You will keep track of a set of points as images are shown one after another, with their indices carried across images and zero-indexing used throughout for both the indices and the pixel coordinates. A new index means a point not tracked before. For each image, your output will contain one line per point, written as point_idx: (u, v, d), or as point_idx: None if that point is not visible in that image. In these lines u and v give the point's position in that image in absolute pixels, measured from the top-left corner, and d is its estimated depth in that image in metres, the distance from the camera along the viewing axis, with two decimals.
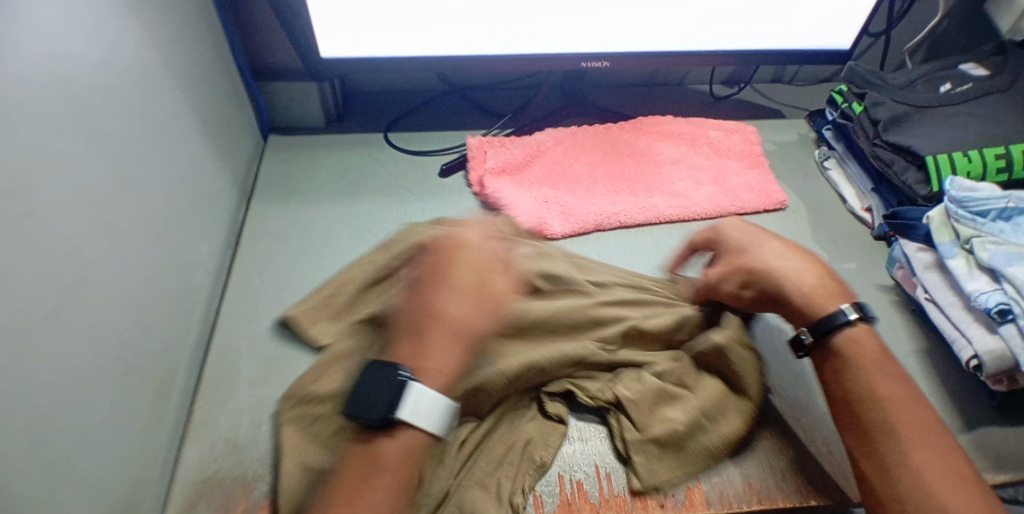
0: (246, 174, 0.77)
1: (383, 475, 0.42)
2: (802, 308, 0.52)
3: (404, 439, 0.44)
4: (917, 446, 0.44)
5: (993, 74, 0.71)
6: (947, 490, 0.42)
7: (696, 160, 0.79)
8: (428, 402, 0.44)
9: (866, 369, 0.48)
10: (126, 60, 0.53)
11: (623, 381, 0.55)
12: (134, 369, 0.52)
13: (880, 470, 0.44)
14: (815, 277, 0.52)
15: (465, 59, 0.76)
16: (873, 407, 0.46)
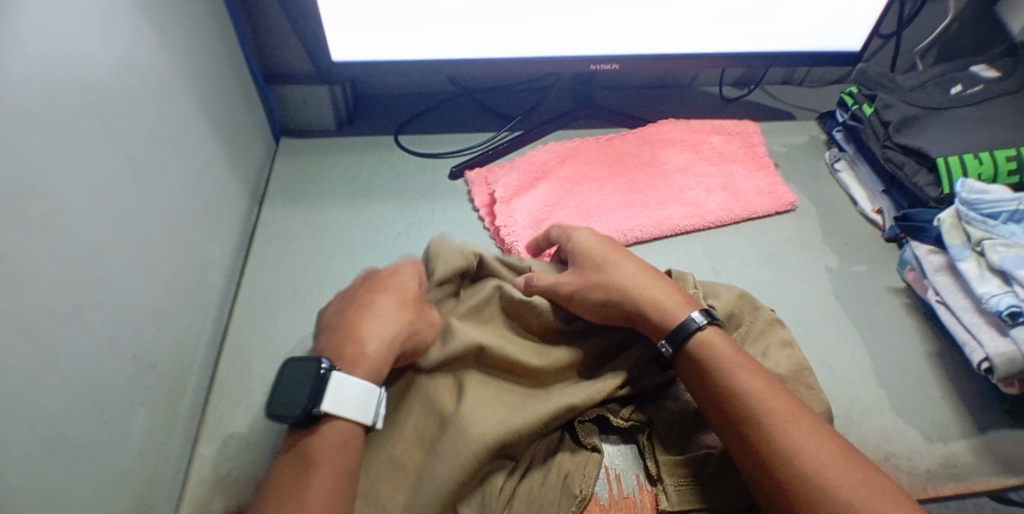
0: (259, 177, 0.78)
1: (321, 469, 0.43)
2: (655, 322, 0.52)
3: (335, 433, 0.45)
4: (793, 430, 0.44)
5: (1004, 76, 0.70)
6: (827, 468, 0.42)
7: (702, 167, 0.79)
8: (348, 391, 0.46)
9: (727, 367, 0.48)
10: (140, 63, 0.54)
11: (658, 404, 0.54)
12: (148, 368, 0.53)
13: (754, 458, 0.44)
14: (664, 291, 0.53)
15: (475, 62, 0.77)
16: (739, 402, 0.46)
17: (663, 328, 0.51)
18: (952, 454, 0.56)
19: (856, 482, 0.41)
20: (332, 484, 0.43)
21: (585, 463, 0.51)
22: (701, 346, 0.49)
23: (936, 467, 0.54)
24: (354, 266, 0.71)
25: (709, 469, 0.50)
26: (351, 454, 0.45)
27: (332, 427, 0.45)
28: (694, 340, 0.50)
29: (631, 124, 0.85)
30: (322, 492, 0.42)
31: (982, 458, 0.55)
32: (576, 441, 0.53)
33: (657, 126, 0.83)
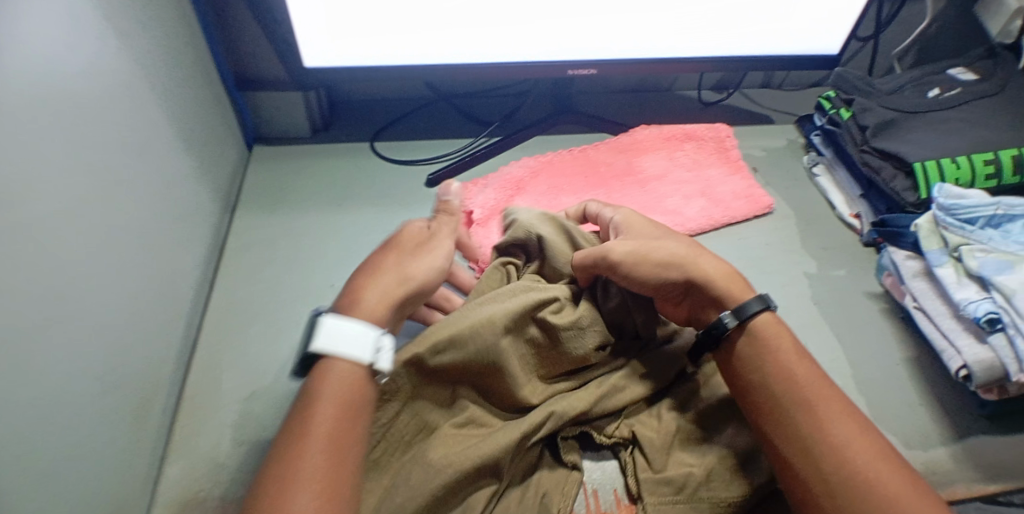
0: (231, 185, 0.77)
1: (322, 404, 0.44)
2: (721, 294, 0.53)
3: (338, 371, 0.46)
4: (833, 417, 0.45)
5: (982, 79, 0.70)
6: (863, 456, 0.43)
7: (678, 174, 0.78)
8: (342, 330, 0.47)
9: (781, 355, 0.49)
10: (105, 70, 0.52)
11: (640, 420, 0.54)
12: (116, 386, 0.51)
13: (792, 440, 0.45)
14: (725, 267, 0.54)
15: (452, 67, 0.76)
16: (788, 386, 0.47)
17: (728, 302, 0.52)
18: (933, 461, 0.55)
19: (888, 473, 0.42)
20: (335, 419, 0.43)
21: (566, 481, 0.51)
22: (757, 331, 0.51)
23: (918, 474, 0.54)
24: (328, 276, 0.69)
25: (689, 485, 0.49)
26: (358, 396, 0.46)
27: (332, 367, 0.46)
28: (751, 324, 0.51)
29: (610, 128, 0.85)
30: (323, 427, 0.43)
31: (964, 464, 0.55)
32: (556, 459, 0.53)
33: (633, 133, 0.83)
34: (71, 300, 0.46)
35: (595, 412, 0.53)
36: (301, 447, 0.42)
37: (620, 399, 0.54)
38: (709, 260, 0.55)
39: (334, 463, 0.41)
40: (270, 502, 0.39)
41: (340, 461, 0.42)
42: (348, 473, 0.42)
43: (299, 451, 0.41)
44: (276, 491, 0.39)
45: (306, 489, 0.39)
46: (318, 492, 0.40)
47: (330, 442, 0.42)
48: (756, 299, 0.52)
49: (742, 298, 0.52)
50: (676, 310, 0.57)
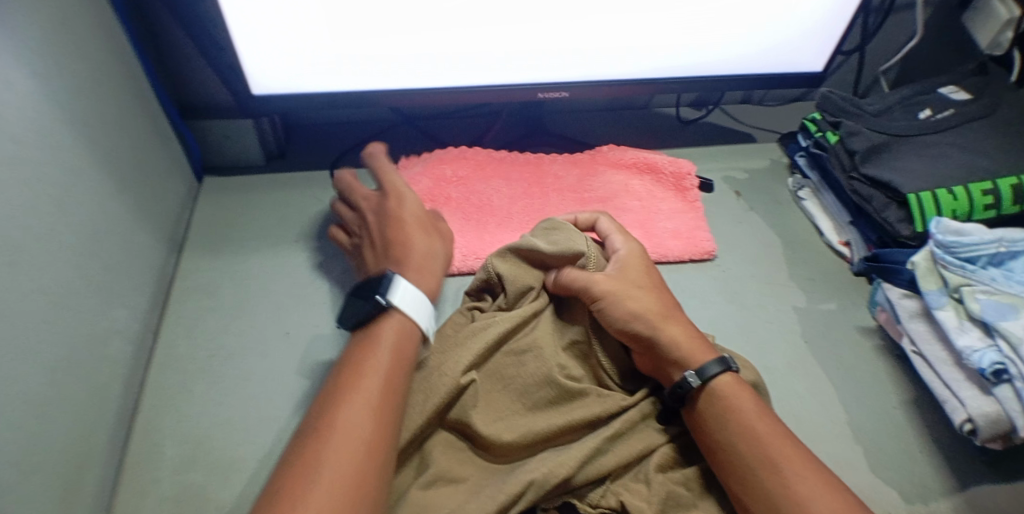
0: (177, 222, 0.70)
1: (380, 345, 0.48)
2: (682, 359, 0.50)
3: (398, 324, 0.50)
4: (798, 473, 0.43)
5: (974, 99, 0.67)
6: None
7: (624, 200, 0.73)
8: (416, 298, 0.52)
9: (740, 412, 0.47)
10: (18, 114, 0.46)
11: (627, 484, 0.48)
12: (36, 470, 0.44)
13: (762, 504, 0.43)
14: (686, 336, 0.52)
15: (417, 92, 0.70)
16: (749, 444, 0.45)
17: (688, 364, 0.50)
18: None
19: None
20: (391, 361, 0.47)
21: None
22: (717, 392, 0.48)
23: None
24: (283, 326, 0.64)
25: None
26: (409, 344, 0.50)
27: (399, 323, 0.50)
28: (712, 384, 0.49)
29: (584, 150, 0.80)
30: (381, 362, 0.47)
31: None
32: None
33: (595, 151, 0.78)
34: None
35: (576, 478, 0.47)
36: (358, 375, 0.46)
37: (604, 459, 0.48)
38: (673, 327, 0.52)
39: (389, 396, 0.45)
40: (329, 412, 0.43)
41: (391, 396, 0.45)
42: (398, 405, 0.45)
43: (360, 375, 0.46)
44: (336, 406, 0.44)
45: (360, 408, 0.43)
46: (370, 415, 0.43)
47: (385, 386, 0.45)
48: (715, 360, 0.50)
49: (701, 360, 0.50)
50: (642, 358, 0.53)
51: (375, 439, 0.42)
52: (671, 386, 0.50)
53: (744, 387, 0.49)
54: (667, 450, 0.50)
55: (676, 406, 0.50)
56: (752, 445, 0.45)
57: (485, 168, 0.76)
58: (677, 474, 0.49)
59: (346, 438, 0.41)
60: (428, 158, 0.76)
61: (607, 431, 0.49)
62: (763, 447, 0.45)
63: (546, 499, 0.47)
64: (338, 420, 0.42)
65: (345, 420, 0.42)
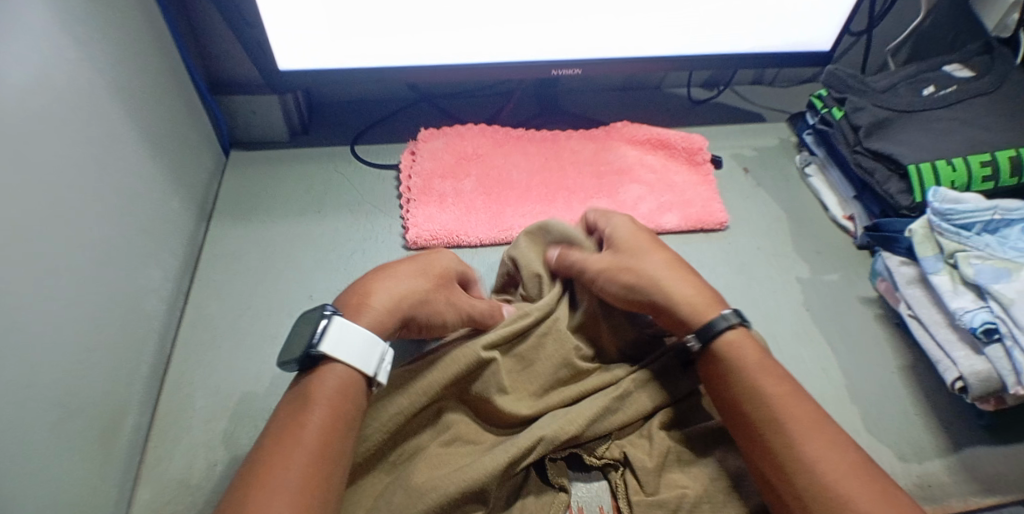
0: (207, 192, 0.74)
1: (316, 406, 0.43)
2: (684, 318, 0.51)
3: (337, 376, 0.44)
4: (809, 435, 0.43)
5: (979, 75, 0.69)
6: (842, 479, 0.41)
7: (641, 173, 0.76)
8: (350, 334, 0.45)
9: (749, 370, 0.48)
10: (62, 80, 0.49)
11: (630, 440, 0.52)
12: (79, 410, 0.47)
13: (769, 461, 0.44)
14: (694, 288, 0.52)
15: (435, 68, 0.73)
16: (755, 403, 0.46)
17: (692, 324, 0.51)
18: (928, 474, 0.53)
19: (871, 498, 0.40)
20: (322, 423, 0.42)
21: (550, 504, 0.48)
22: (723, 349, 0.49)
23: (914, 488, 0.52)
24: (306, 290, 0.67)
25: (685, 507, 0.47)
26: (354, 409, 0.44)
27: (334, 370, 0.45)
28: (721, 340, 0.50)
29: (597, 127, 0.82)
30: (311, 436, 0.41)
31: (958, 477, 0.53)
32: (543, 480, 0.50)
33: (611, 127, 0.81)
34: (30, 324, 0.43)
35: (584, 434, 0.50)
36: (285, 453, 0.40)
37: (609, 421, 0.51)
38: (679, 282, 0.53)
39: (324, 471, 0.40)
40: (249, 499, 0.37)
41: (325, 471, 0.40)
42: (332, 472, 0.40)
43: (286, 443, 0.41)
44: (258, 494, 0.37)
45: (290, 495, 0.38)
46: (301, 497, 0.38)
47: (320, 450, 0.41)
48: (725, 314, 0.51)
49: (707, 317, 0.51)
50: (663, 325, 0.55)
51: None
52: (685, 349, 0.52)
53: (753, 340, 0.50)
54: (668, 410, 0.52)
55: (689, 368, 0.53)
56: (761, 405, 0.46)
57: (503, 144, 0.79)
58: (677, 433, 0.52)
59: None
60: (449, 133, 0.79)
61: (613, 392, 0.52)
62: (772, 408, 0.45)
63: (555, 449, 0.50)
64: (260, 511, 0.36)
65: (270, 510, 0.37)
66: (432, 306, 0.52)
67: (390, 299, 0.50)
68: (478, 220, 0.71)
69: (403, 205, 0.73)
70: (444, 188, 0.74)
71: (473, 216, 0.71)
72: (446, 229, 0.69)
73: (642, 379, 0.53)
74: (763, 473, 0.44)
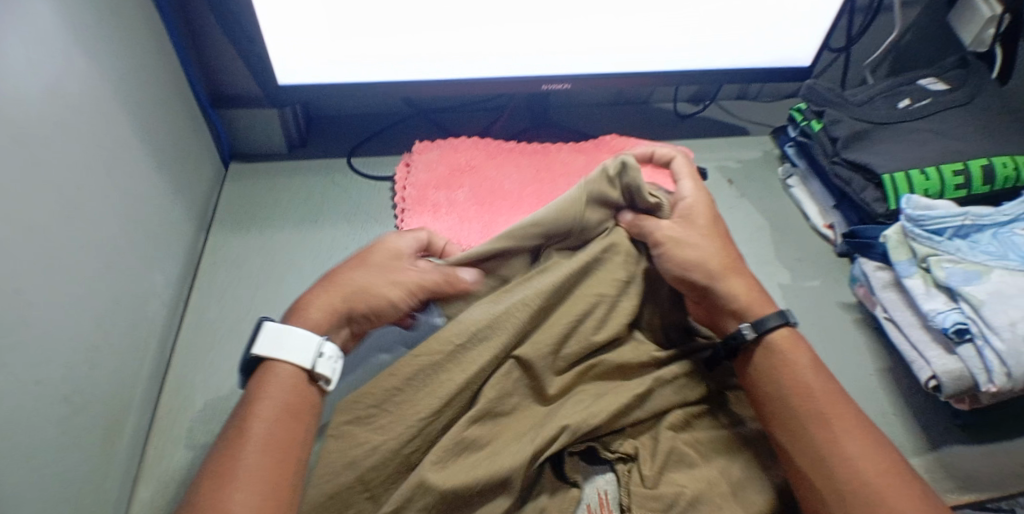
0: (207, 202, 0.76)
1: (261, 405, 0.45)
2: (741, 309, 0.54)
3: (281, 374, 0.47)
4: (856, 439, 0.46)
5: (953, 88, 0.72)
6: (889, 483, 0.44)
7: None
8: (284, 335, 0.48)
9: (802, 371, 0.50)
10: (74, 89, 0.52)
11: (640, 436, 0.52)
12: (84, 407, 0.49)
13: (819, 457, 0.46)
14: (750, 291, 0.55)
15: (430, 82, 0.76)
16: (809, 401, 0.48)
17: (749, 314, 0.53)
18: None
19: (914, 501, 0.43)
20: (272, 418, 0.45)
21: (564, 502, 0.48)
22: (778, 346, 0.52)
23: None
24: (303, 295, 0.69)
25: (680, 505, 0.47)
26: (301, 404, 0.47)
27: (277, 369, 0.48)
28: (774, 339, 0.52)
29: (586, 140, 0.85)
30: (258, 431, 0.44)
31: (938, 475, 0.54)
32: (558, 475, 0.50)
33: (600, 140, 0.83)
34: (39, 321, 0.44)
35: (604, 428, 0.50)
36: (237, 449, 0.43)
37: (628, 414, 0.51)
38: (732, 280, 0.55)
39: (275, 460, 0.43)
40: (209, 491, 0.41)
41: (275, 463, 0.43)
42: (289, 461, 0.43)
43: (238, 438, 0.44)
44: (217, 485, 0.41)
45: (247, 484, 0.41)
46: (255, 485, 0.41)
47: (270, 441, 0.44)
48: (773, 314, 0.53)
49: (762, 313, 0.53)
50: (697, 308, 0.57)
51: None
52: (728, 336, 0.53)
53: (802, 343, 0.53)
54: (680, 412, 0.53)
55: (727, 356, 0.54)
56: (806, 405, 0.48)
57: (496, 156, 0.81)
58: (686, 436, 0.51)
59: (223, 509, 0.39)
60: (443, 145, 0.82)
61: (635, 389, 0.52)
62: (819, 408, 0.48)
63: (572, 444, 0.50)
64: (219, 502, 0.40)
65: (229, 500, 0.40)
66: (376, 292, 0.52)
67: (343, 291, 0.52)
68: (470, 228, 0.73)
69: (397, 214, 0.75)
70: (437, 197, 0.76)
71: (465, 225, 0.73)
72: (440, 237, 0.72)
73: (665, 378, 0.53)
74: (801, 469, 0.46)
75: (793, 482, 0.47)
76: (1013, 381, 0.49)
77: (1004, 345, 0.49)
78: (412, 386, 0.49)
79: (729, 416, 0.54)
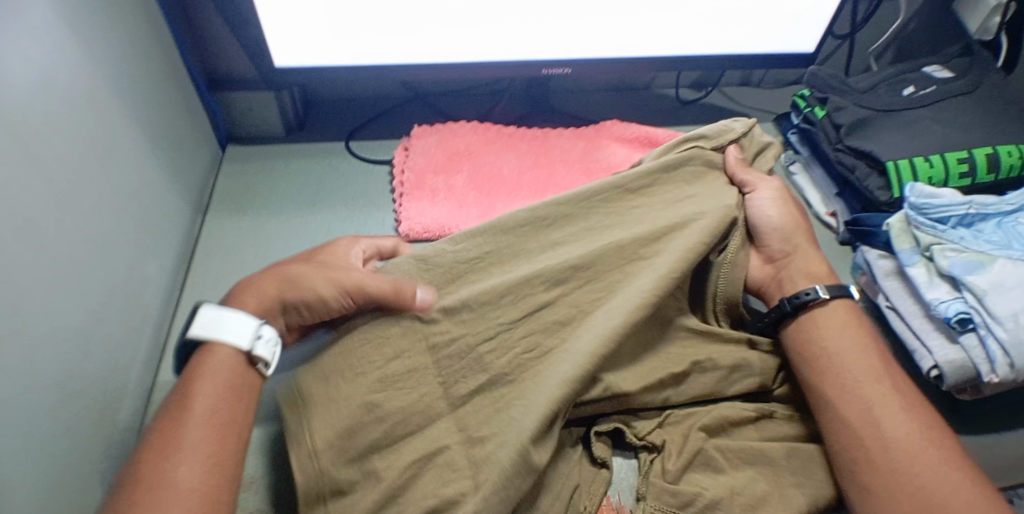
0: (202, 186, 0.75)
1: (202, 385, 0.44)
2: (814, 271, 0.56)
3: (222, 356, 0.46)
4: (898, 399, 0.48)
5: (958, 76, 0.71)
6: (927, 439, 0.45)
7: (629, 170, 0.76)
8: (219, 317, 0.47)
9: (851, 335, 0.51)
10: (67, 73, 0.51)
11: (671, 429, 0.51)
12: (76, 393, 0.48)
13: (861, 412, 0.47)
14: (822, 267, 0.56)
15: (431, 66, 0.75)
16: (856, 358, 0.50)
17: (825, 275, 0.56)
18: None
19: (952, 458, 0.45)
20: (214, 399, 0.44)
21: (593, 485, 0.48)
22: (836, 314, 0.53)
23: None
24: None
25: (698, 504, 0.45)
26: (241, 385, 0.46)
27: (216, 351, 0.46)
28: (826, 306, 0.53)
29: (586, 126, 0.84)
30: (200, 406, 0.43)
31: None
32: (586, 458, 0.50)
33: (600, 126, 0.83)
34: (29, 305, 0.43)
35: (636, 398, 0.50)
36: (176, 428, 0.42)
37: (663, 391, 0.51)
38: (809, 254, 0.57)
39: (216, 438, 0.42)
40: (145, 467, 0.40)
41: (224, 435, 0.43)
42: (230, 445, 0.43)
43: (178, 423, 0.42)
44: (154, 458, 0.40)
45: (192, 455, 0.41)
46: (202, 459, 0.41)
47: (212, 420, 0.43)
48: (837, 286, 0.54)
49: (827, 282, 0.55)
50: (762, 268, 0.58)
51: (205, 492, 0.39)
52: (791, 295, 0.53)
53: (857, 316, 0.53)
54: (720, 415, 0.51)
55: (791, 316, 0.53)
56: (859, 362, 0.49)
57: (494, 142, 0.80)
58: (720, 442, 0.49)
59: (168, 496, 0.38)
60: (441, 130, 0.81)
61: (675, 367, 0.51)
62: (871, 367, 0.49)
63: (600, 423, 0.50)
64: (162, 475, 0.39)
65: (173, 474, 0.39)
66: (310, 283, 0.50)
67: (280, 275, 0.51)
68: (467, 213, 0.72)
69: (394, 199, 0.74)
70: (436, 182, 0.75)
71: (462, 210, 0.72)
72: (436, 223, 0.70)
73: (713, 360, 0.52)
74: (845, 422, 0.47)
75: (830, 430, 0.48)
76: (1016, 372, 0.48)
77: (1008, 335, 0.49)
78: (505, 336, 0.49)
79: (772, 432, 0.51)
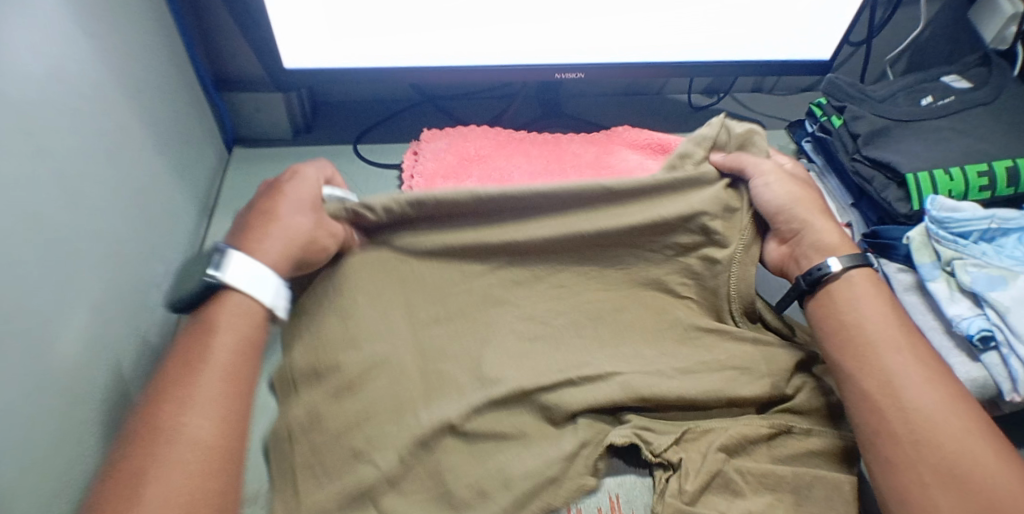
0: (210, 188, 0.74)
1: (221, 336, 0.44)
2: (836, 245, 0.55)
3: (242, 307, 0.45)
4: (925, 368, 0.47)
5: (977, 87, 0.70)
6: (952, 407, 0.45)
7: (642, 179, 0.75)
8: (252, 273, 0.46)
9: (873, 303, 0.51)
10: (74, 73, 0.50)
11: (688, 445, 0.49)
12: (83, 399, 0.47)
13: (880, 380, 0.47)
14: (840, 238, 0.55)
15: (443, 69, 0.74)
16: (879, 326, 0.50)
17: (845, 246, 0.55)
18: None
19: (978, 428, 0.44)
20: (229, 351, 0.44)
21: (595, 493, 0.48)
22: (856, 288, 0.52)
23: None
24: None
25: None
26: (258, 341, 0.46)
27: (235, 299, 0.45)
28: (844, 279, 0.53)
29: (598, 131, 0.83)
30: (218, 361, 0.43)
31: None
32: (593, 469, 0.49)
33: (612, 131, 0.82)
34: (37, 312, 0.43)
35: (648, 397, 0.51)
36: (193, 376, 0.42)
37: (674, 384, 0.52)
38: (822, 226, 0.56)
39: (229, 392, 0.43)
40: (158, 412, 0.40)
41: (239, 396, 0.43)
42: (243, 399, 0.43)
43: (193, 372, 0.42)
44: (168, 403, 0.41)
45: (206, 406, 0.41)
46: (215, 412, 0.41)
47: (226, 372, 0.43)
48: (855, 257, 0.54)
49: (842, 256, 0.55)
50: (779, 249, 0.58)
51: (214, 445, 0.40)
52: (805, 271, 0.54)
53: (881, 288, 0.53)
54: (739, 434, 0.50)
55: (807, 289, 0.54)
56: (882, 331, 0.49)
57: (505, 146, 0.80)
58: (739, 463, 0.48)
59: (179, 444, 0.39)
60: (451, 134, 0.80)
61: (678, 362, 0.54)
62: (896, 335, 0.49)
63: (614, 436, 0.49)
64: (173, 426, 0.40)
65: (184, 425, 0.40)
66: (320, 243, 0.50)
67: (284, 235, 0.48)
68: None
69: None
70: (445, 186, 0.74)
71: None
72: None
73: (719, 360, 0.54)
74: (863, 391, 0.47)
75: (852, 401, 0.48)
76: None
77: None
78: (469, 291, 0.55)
79: (790, 449, 0.50)
